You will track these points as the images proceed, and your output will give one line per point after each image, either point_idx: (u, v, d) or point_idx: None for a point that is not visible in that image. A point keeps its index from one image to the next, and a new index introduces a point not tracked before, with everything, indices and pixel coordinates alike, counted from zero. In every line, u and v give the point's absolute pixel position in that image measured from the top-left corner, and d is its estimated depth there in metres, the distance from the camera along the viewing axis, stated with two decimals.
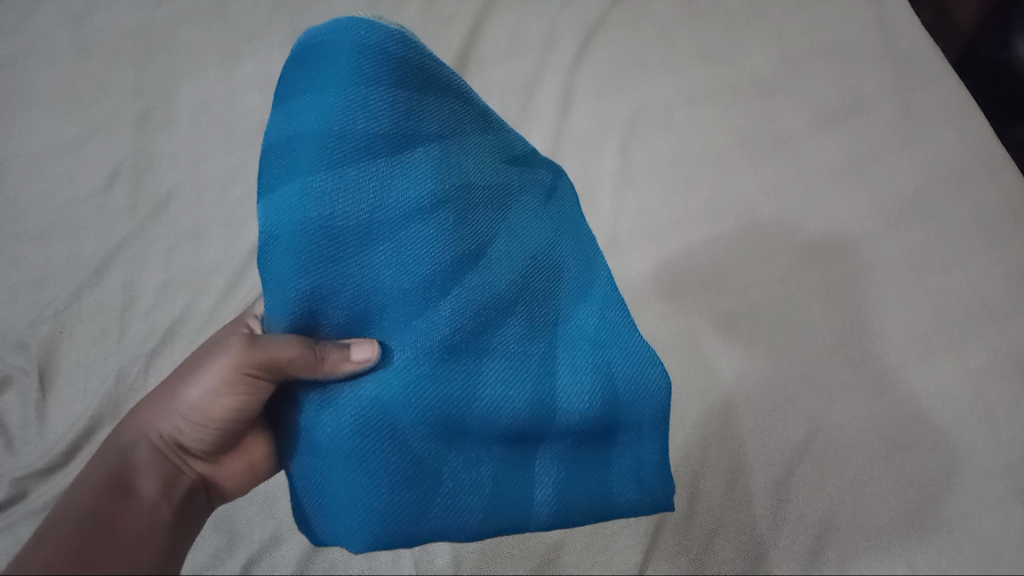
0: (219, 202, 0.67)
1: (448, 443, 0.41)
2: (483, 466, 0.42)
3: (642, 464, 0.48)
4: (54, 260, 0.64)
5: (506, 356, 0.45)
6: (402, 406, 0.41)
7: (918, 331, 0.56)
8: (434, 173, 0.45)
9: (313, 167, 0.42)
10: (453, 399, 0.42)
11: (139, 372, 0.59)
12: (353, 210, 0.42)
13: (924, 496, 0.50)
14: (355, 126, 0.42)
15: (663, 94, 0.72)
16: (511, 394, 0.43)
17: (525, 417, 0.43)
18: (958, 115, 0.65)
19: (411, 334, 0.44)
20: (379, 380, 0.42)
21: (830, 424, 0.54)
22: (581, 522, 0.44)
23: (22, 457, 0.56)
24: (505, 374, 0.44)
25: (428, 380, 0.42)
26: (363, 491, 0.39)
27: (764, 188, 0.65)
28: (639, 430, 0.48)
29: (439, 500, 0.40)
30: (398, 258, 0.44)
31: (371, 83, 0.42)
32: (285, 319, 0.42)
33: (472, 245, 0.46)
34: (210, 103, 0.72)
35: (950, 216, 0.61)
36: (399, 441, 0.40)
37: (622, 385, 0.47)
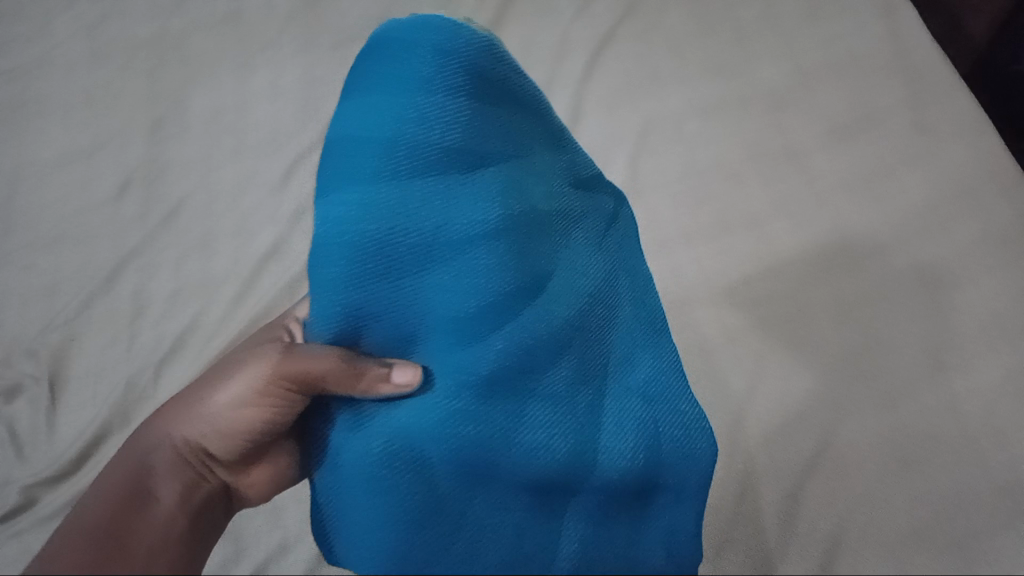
0: (229, 212, 0.67)
1: (474, 486, 0.42)
2: (509, 513, 0.43)
3: (676, 529, 0.45)
4: (65, 268, 0.64)
5: (550, 399, 0.46)
6: (433, 441, 0.42)
7: (929, 347, 0.56)
8: (501, 195, 0.45)
9: (375, 175, 0.41)
10: (491, 442, 0.42)
11: (148, 381, 0.59)
12: (413, 230, 0.42)
13: (935, 514, 0.50)
14: (434, 132, 0.42)
15: (674, 107, 0.72)
16: (551, 441, 0.44)
17: (563, 467, 0.44)
18: (972, 130, 0.64)
19: (453, 361, 0.44)
20: (413, 407, 0.43)
21: (839, 441, 0.53)
22: None
23: (30, 464, 0.56)
24: (548, 418, 0.45)
25: (469, 416, 0.42)
26: (377, 523, 0.40)
27: (775, 202, 0.65)
28: (680, 492, 0.47)
29: (458, 542, 0.41)
30: (454, 283, 0.44)
31: (448, 89, 0.43)
32: (327, 328, 0.42)
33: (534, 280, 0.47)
34: (223, 113, 0.72)
35: (961, 232, 0.60)
36: (425, 480, 0.41)
37: (666, 443, 0.48)
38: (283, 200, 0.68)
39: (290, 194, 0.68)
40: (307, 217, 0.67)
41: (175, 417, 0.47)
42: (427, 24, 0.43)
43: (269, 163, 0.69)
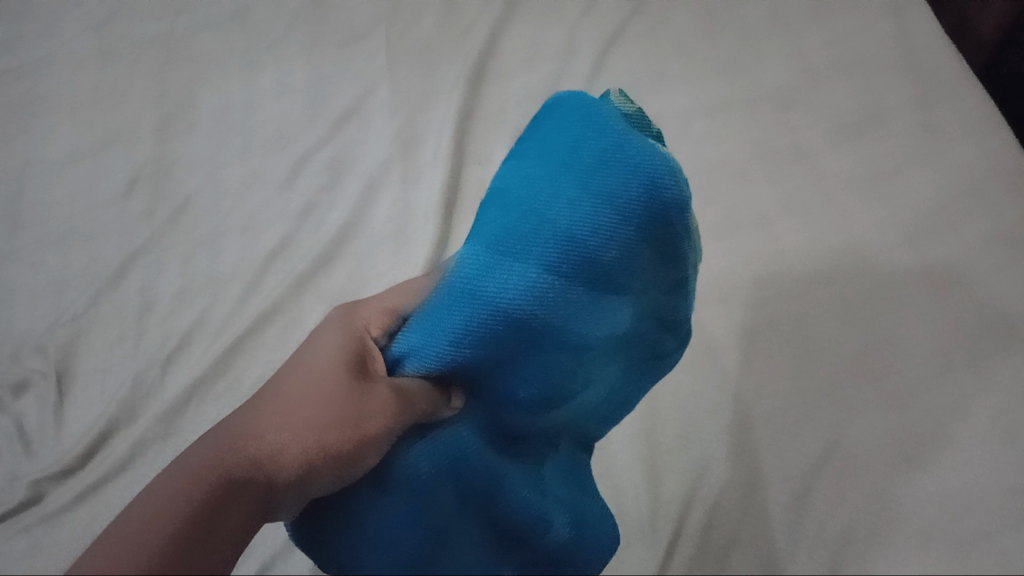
0: (237, 210, 0.68)
1: (468, 516, 0.48)
2: (477, 539, 0.50)
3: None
4: (68, 267, 0.61)
5: (537, 476, 0.51)
6: (477, 475, 0.47)
7: (938, 347, 0.55)
8: (594, 324, 0.48)
9: (530, 258, 0.44)
10: (493, 495, 0.48)
11: (156, 378, 0.60)
12: (527, 328, 0.45)
13: (945, 515, 0.49)
14: (599, 258, 0.45)
15: (681, 106, 0.72)
16: (535, 508, 0.50)
17: (529, 526, 0.50)
18: (980, 129, 0.64)
19: (489, 429, 0.48)
20: (452, 438, 0.46)
21: (849, 441, 0.53)
22: None
23: (38, 458, 0.56)
24: (535, 492, 0.50)
25: (488, 473, 0.47)
26: (401, 526, 0.44)
27: (782, 201, 0.65)
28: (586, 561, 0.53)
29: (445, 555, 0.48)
30: (528, 361, 0.47)
31: (630, 229, 0.45)
32: (423, 365, 0.45)
33: (575, 379, 0.50)
34: (229, 109, 0.70)
35: (970, 230, 0.59)
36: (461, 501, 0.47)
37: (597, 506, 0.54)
38: (291, 198, 0.70)
39: (296, 192, 0.70)
40: (316, 214, 0.70)
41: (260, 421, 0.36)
42: (639, 145, 0.45)
43: (276, 161, 0.71)
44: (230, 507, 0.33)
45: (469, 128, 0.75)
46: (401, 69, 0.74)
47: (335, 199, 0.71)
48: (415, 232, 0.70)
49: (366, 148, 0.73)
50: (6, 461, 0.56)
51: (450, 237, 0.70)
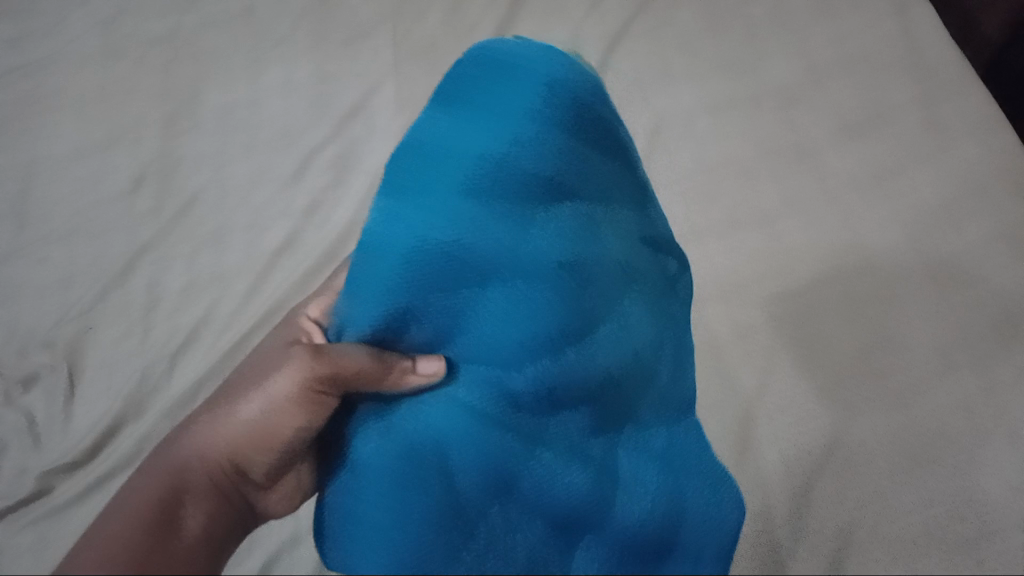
0: (243, 206, 0.67)
1: (495, 496, 0.46)
2: (525, 531, 0.46)
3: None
4: (80, 260, 0.64)
5: (565, 444, 0.49)
6: (462, 448, 0.46)
7: (940, 346, 0.56)
8: (554, 238, 0.49)
9: (461, 185, 0.46)
10: (511, 457, 0.46)
11: (163, 372, 0.59)
12: (482, 249, 0.46)
13: (948, 513, 0.50)
14: (519, 167, 0.48)
15: (685, 103, 0.72)
16: (569, 471, 0.47)
17: (579, 501, 0.46)
18: (984, 128, 0.65)
19: (474, 388, 0.48)
20: (438, 402, 0.47)
21: (851, 439, 0.53)
22: None
23: (45, 453, 0.56)
24: (561, 455, 0.48)
25: (495, 429, 0.47)
26: (395, 515, 0.43)
27: (786, 199, 0.65)
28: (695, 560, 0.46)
29: (473, 545, 0.44)
30: (502, 299, 0.47)
31: (540, 141, 0.50)
32: (368, 325, 0.45)
33: (561, 311, 0.48)
34: (236, 108, 0.72)
35: (973, 231, 0.60)
36: (453, 489, 0.45)
37: (690, 497, 0.49)
38: (296, 194, 0.68)
39: (302, 188, 0.68)
40: (319, 213, 0.67)
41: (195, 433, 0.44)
42: (536, 72, 0.52)
43: (281, 159, 0.70)
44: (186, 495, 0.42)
45: None
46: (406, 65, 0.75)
47: (340, 196, 0.68)
48: None
49: (371, 145, 0.70)
50: (15, 456, 0.57)
51: None
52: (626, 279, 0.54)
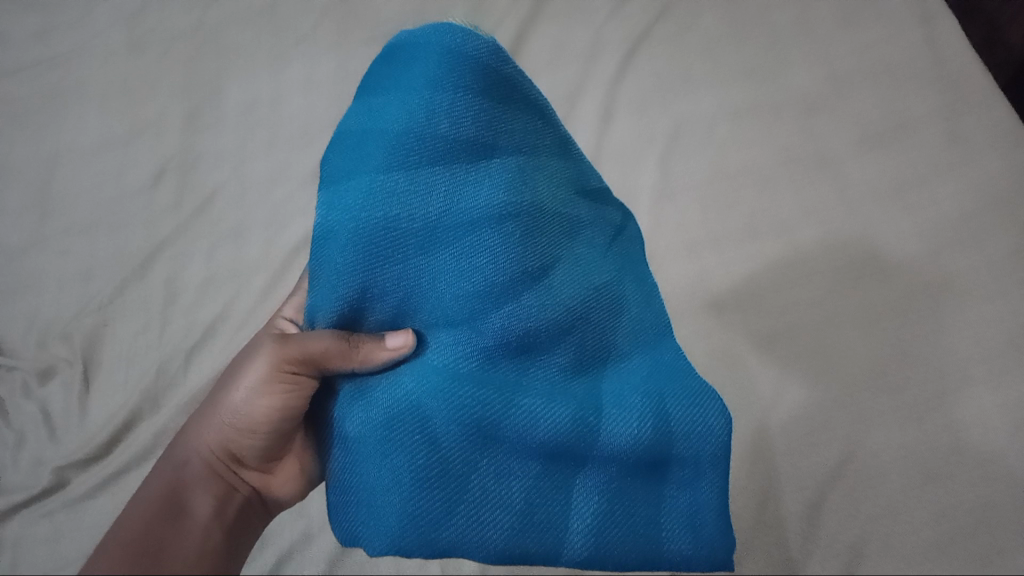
0: (262, 203, 0.68)
1: (481, 449, 0.43)
2: (518, 481, 0.44)
3: (698, 507, 0.46)
4: (100, 253, 0.65)
5: (544, 387, 0.45)
6: (436, 402, 0.43)
7: (958, 360, 0.56)
8: (495, 187, 0.45)
9: (384, 165, 0.43)
10: (488, 410, 0.43)
11: (180, 368, 0.60)
12: (420, 213, 0.44)
13: (961, 530, 0.49)
14: (437, 131, 0.43)
15: (706, 109, 0.72)
16: (550, 414, 0.44)
17: (564, 438, 0.44)
18: (1007, 142, 0.64)
19: (444, 347, 0.45)
20: (412, 371, 0.45)
21: (865, 451, 0.53)
22: (622, 559, 0.44)
23: (62, 445, 0.57)
24: (543, 399, 0.44)
25: (472, 382, 0.44)
26: (389, 486, 0.43)
27: (806, 209, 0.65)
28: (697, 468, 0.46)
29: (461, 509, 0.43)
30: (456, 251, 0.45)
31: (459, 90, 0.44)
32: (330, 312, 0.44)
33: (512, 253, 0.44)
34: (257, 105, 0.73)
35: (994, 245, 0.60)
36: (433, 446, 0.43)
37: (677, 427, 0.46)
38: (315, 192, 0.68)
39: None
40: None
41: (191, 431, 0.48)
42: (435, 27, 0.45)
43: (301, 157, 0.70)
44: (190, 486, 0.45)
45: None
46: None
47: None
48: None
49: None
50: (32, 446, 0.57)
51: None
52: (573, 220, 0.49)
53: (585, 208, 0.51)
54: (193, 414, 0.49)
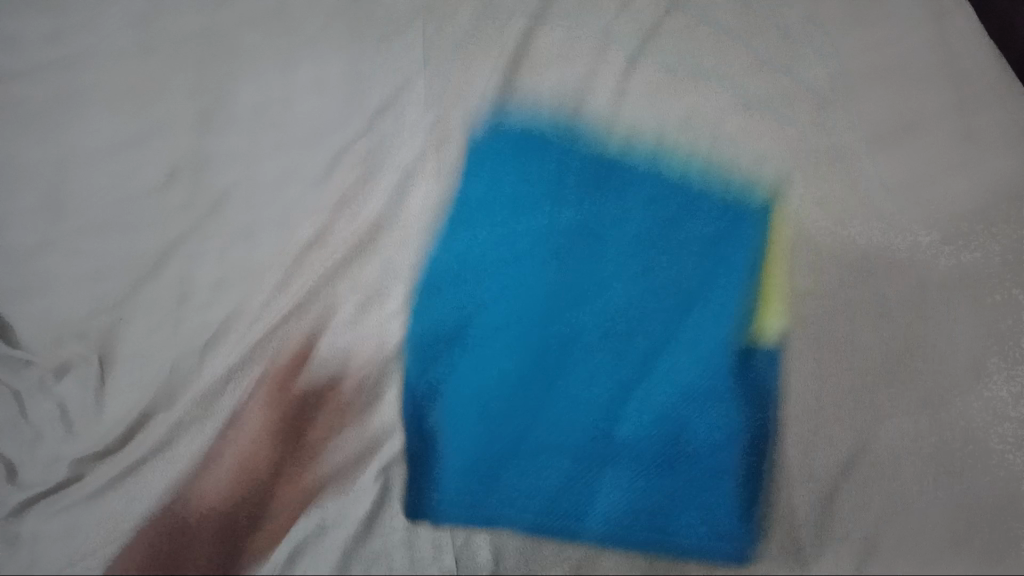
0: (273, 201, 0.67)
1: (570, 370, 0.59)
2: (627, 410, 0.57)
3: (896, 424, 0.56)
4: (114, 255, 0.66)
5: (636, 294, 0.62)
6: (522, 357, 0.60)
7: (974, 354, 0.58)
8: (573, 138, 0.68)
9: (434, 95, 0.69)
10: (578, 327, 0.61)
11: (193, 366, 0.60)
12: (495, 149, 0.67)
13: (967, 521, 0.53)
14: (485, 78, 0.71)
15: (719, 103, 0.70)
16: (650, 328, 0.60)
17: (670, 343, 0.60)
18: (1022, 139, 0.67)
19: (516, 269, 0.63)
20: (487, 285, 0.63)
21: (876, 443, 0.56)
22: (764, 469, 0.55)
23: (78, 439, 0.58)
24: (641, 315, 0.61)
25: (564, 293, 0.62)
26: (482, 449, 0.56)
27: (819, 200, 0.64)
28: (862, 366, 0.58)
29: (560, 419, 0.57)
30: (544, 270, 0.63)
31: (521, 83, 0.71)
32: None
33: (608, 276, 0.63)
34: (268, 103, 0.72)
35: (1009, 244, 0.62)
36: (517, 382, 0.59)
37: (842, 316, 0.60)
38: (324, 190, 0.67)
39: (330, 186, 0.68)
40: (347, 207, 0.66)
41: (258, 348, 0.60)
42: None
43: (311, 156, 0.70)
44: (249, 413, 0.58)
45: (501, 122, 0.69)
46: (435, 60, 0.73)
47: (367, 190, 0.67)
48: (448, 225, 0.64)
49: (397, 140, 0.69)
50: (49, 441, 0.58)
51: (478, 232, 0.64)
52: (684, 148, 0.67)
53: (692, 80, 0.71)
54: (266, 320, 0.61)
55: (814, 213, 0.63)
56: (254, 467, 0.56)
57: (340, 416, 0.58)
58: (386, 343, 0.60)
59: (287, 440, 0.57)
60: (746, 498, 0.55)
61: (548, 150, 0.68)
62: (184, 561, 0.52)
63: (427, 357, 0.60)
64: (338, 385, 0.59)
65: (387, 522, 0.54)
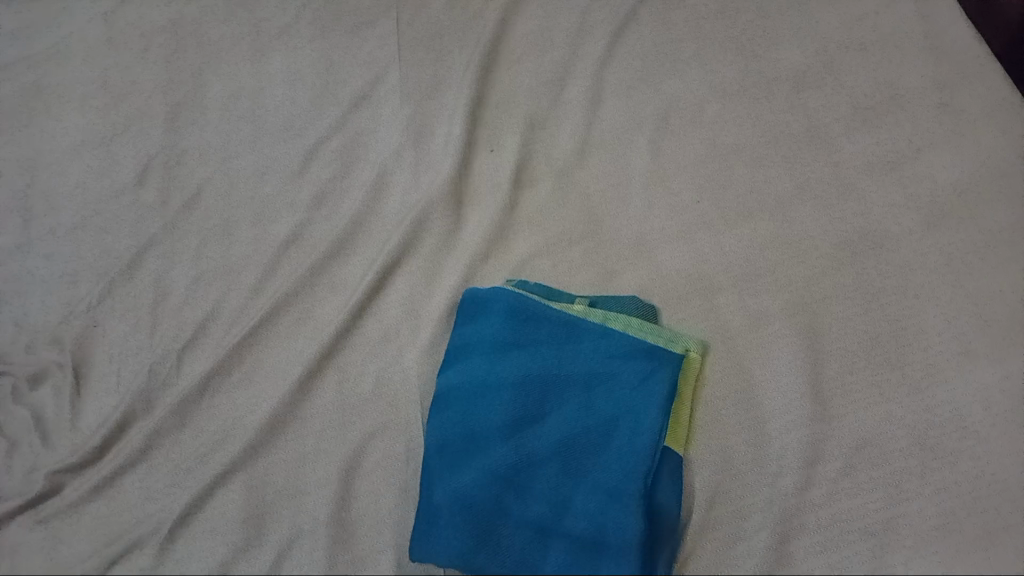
0: (250, 198, 0.67)
1: (541, 409, 0.53)
2: (606, 441, 0.52)
3: (886, 434, 0.53)
4: (86, 255, 0.64)
5: (607, 329, 0.56)
6: (530, 361, 0.55)
7: (958, 333, 0.57)
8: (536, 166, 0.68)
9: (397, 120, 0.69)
10: (549, 361, 0.55)
11: (171, 369, 0.58)
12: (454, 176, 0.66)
13: (961, 505, 0.51)
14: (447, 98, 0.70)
15: (695, 90, 0.70)
16: (627, 352, 0.55)
17: (646, 368, 0.54)
18: (1003, 110, 0.65)
19: (480, 317, 0.58)
20: (459, 328, 0.58)
21: (867, 430, 0.53)
22: (757, 500, 0.51)
23: (55, 450, 0.55)
24: (616, 348, 0.55)
25: (532, 338, 0.56)
26: (457, 499, 0.50)
27: (799, 185, 0.64)
28: (845, 383, 0.55)
29: (536, 462, 0.51)
30: (565, 287, 0.61)
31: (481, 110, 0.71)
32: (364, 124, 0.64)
33: (633, 297, 0.59)
34: (241, 98, 0.72)
35: (992, 218, 0.61)
36: (520, 384, 0.53)
37: (824, 336, 0.57)
38: (303, 185, 0.67)
39: (308, 179, 0.67)
40: (327, 203, 0.66)
41: (232, 353, 0.58)
42: None
43: (287, 150, 0.69)
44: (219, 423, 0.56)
45: (479, 115, 0.71)
46: (411, 54, 0.74)
47: (347, 187, 0.67)
48: (429, 216, 0.64)
49: (377, 133, 0.70)
50: (25, 455, 0.55)
51: (460, 225, 0.65)
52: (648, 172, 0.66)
53: (666, 71, 0.71)
54: (242, 323, 0.60)
55: (798, 212, 0.63)
56: (237, 471, 0.54)
57: (324, 414, 0.57)
58: (355, 356, 0.59)
59: (271, 441, 0.55)
60: (737, 496, 0.52)
61: (527, 143, 0.69)
62: (166, 573, 0.50)
63: (412, 350, 0.59)
64: (317, 388, 0.58)
65: (370, 525, 0.53)
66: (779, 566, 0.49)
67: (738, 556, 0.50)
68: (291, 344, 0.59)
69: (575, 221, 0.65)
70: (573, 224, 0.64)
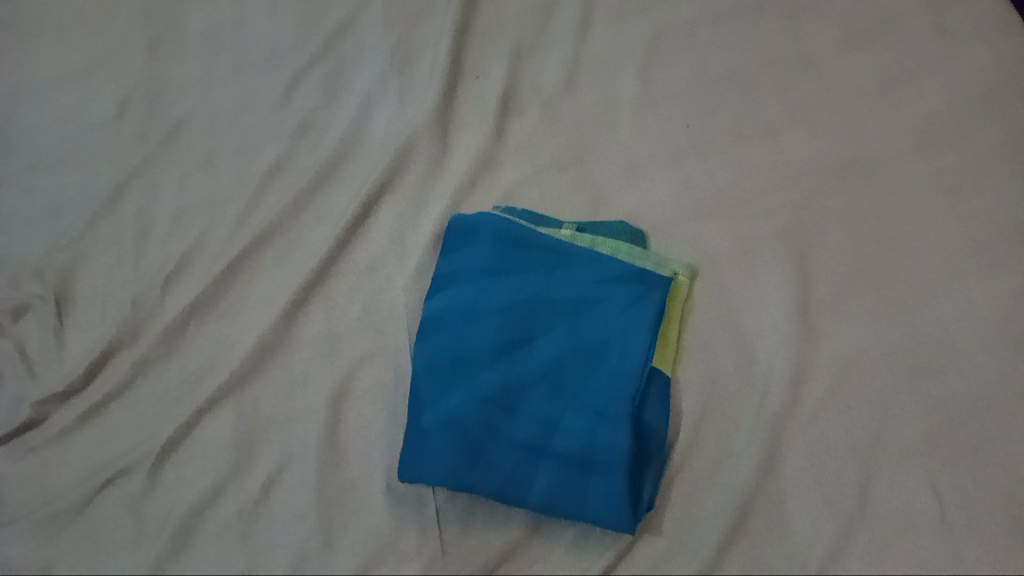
0: (233, 129, 0.65)
1: (530, 333, 0.53)
2: (595, 362, 0.52)
3: (874, 354, 0.53)
4: (67, 189, 0.63)
5: (596, 254, 0.56)
6: (518, 286, 0.54)
7: (947, 253, 0.57)
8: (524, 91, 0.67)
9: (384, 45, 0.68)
10: (538, 286, 0.54)
11: (155, 300, 0.58)
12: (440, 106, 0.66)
13: (947, 420, 0.51)
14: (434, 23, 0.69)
15: (686, 14, 0.69)
16: (616, 276, 0.54)
17: (636, 291, 0.54)
18: (994, 33, 0.65)
19: (468, 244, 0.57)
20: (446, 254, 0.58)
21: (855, 350, 0.53)
22: (745, 419, 0.52)
23: (41, 380, 0.55)
24: (606, 271, 0.55)
25: (521, 263, 0.55)
26: (445, 421, 0.50)
27: (790, 110, 0.63)
28: (834, 305, 0.55)
29: (524, 383, 0.51)
30: (553, 214, 0.61)
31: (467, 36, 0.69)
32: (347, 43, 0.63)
33: (621, 223, 0.59)
34: (222, 28, 0.70)
35: (982, 139, 0.61)
36: (508, 308, 0.53)
37: (813, 259, 0.57)
38: (287, 116, 0.66)
39: (292, 109, 0.66)
40: (311, 134, 0.65)
41: (217, 285, 0.58)
42: None
43: (270, 80, 0.68)
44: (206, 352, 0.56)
45: (466, 42, 0.69)
46: None
47: (331, 117, 0.66)
48: (415, 145, 0.64)
49: (361, 62, 0.68)
50: (11, 384, 0.55)
51: (447, 154, 0.64)
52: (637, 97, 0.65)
53: None
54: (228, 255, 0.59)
55: (789, 136, 0.62)
56: (225, 399, 0.54)
57: (312, 342, 0.56)
58: (342, 285, 0.59)
59: (260, 368, 0.55)
60: (725, 415, 0.52)
61: (515, 71, 0.68)
62: (156, 498, 0.51)
63: (400, 279, 0.59)
64: (304, 317, 0.57)
65: (358, 449, 0.53)
66: (766, 482, 0.50)
67: (725, 472, 0.50)
68: (275, 274, 0.59)
69: (563, 149, 0.64)
70: (561, 152, 0.64)
